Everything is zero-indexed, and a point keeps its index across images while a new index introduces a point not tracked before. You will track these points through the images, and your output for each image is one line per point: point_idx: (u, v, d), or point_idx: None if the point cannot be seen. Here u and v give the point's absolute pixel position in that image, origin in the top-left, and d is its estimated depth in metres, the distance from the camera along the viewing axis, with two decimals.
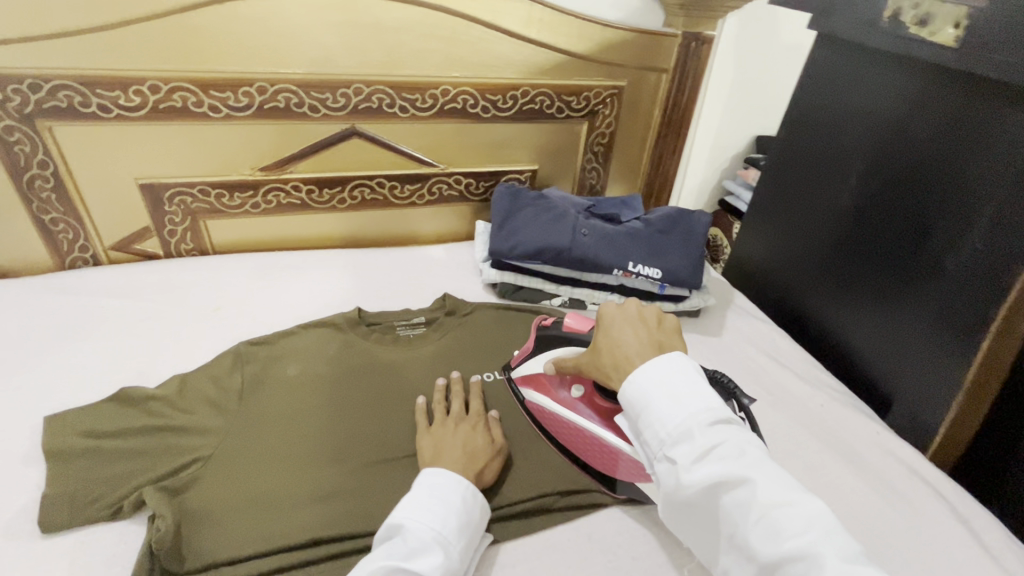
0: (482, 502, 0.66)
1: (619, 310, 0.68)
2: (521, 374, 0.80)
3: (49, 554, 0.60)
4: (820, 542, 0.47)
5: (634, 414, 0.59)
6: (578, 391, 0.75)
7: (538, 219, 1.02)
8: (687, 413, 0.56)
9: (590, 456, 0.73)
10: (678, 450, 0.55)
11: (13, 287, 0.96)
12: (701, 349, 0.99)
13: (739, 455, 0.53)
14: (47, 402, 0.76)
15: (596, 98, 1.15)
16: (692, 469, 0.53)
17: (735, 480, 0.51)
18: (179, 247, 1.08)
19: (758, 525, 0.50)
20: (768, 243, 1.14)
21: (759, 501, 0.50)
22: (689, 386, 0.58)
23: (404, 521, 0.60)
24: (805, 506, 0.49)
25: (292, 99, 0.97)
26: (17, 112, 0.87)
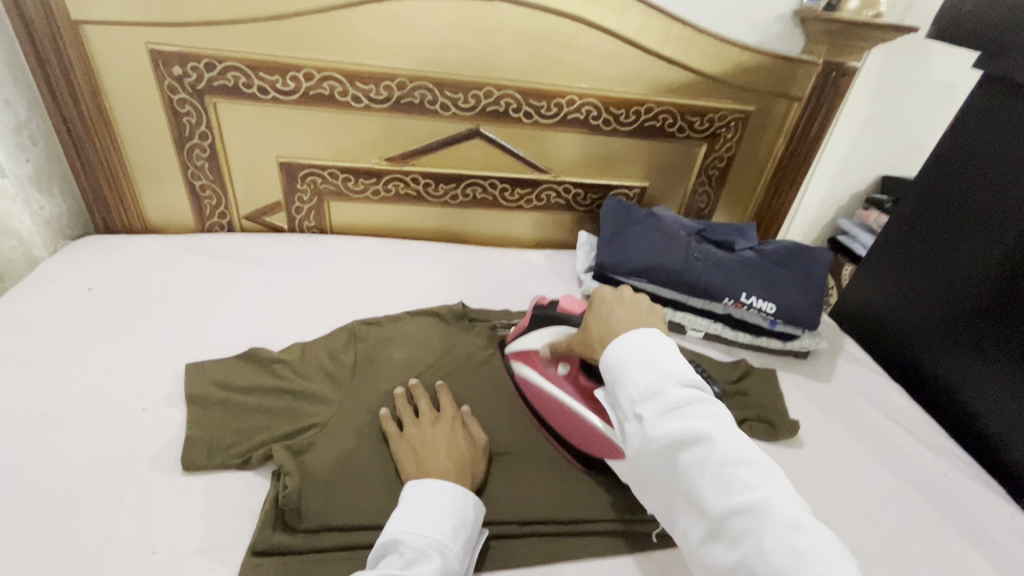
0: (473, 501, 0.64)
1: (610, 293, 0.71)
2: (514, 349, 0.84)
3: (186, 490, 0.65)
4: (773, 497, 0.49)
5: (613, 376, 0.62)
6: (563, 368, 0.78)
7: (650, 237, 1.00)
8: (661, 374, 0.58)
9: (566, 431, 0.76)
10: (646, 407, 0.57)
11: (162, 241, 1.06)
12: (808, 392, 0.95)
13: (708, 415, 0.55)
14: (187, 351, 0.83)
15: (721, 121, 1.12)
16: (658, 424, 0.55)
17: (695, 438, 0.53)
18: (302, 223, 1.15)
19: (713, 480, 0.51)
20: (890, 293, 1.07)
21: (716, 456, 0.52)
22: (665, 351, 0.60)
23: (400, 534, 0.58)
24: (758, 465, 0.51)
25: (427, 96, 1.02)
26: (191, 87, 0.96)
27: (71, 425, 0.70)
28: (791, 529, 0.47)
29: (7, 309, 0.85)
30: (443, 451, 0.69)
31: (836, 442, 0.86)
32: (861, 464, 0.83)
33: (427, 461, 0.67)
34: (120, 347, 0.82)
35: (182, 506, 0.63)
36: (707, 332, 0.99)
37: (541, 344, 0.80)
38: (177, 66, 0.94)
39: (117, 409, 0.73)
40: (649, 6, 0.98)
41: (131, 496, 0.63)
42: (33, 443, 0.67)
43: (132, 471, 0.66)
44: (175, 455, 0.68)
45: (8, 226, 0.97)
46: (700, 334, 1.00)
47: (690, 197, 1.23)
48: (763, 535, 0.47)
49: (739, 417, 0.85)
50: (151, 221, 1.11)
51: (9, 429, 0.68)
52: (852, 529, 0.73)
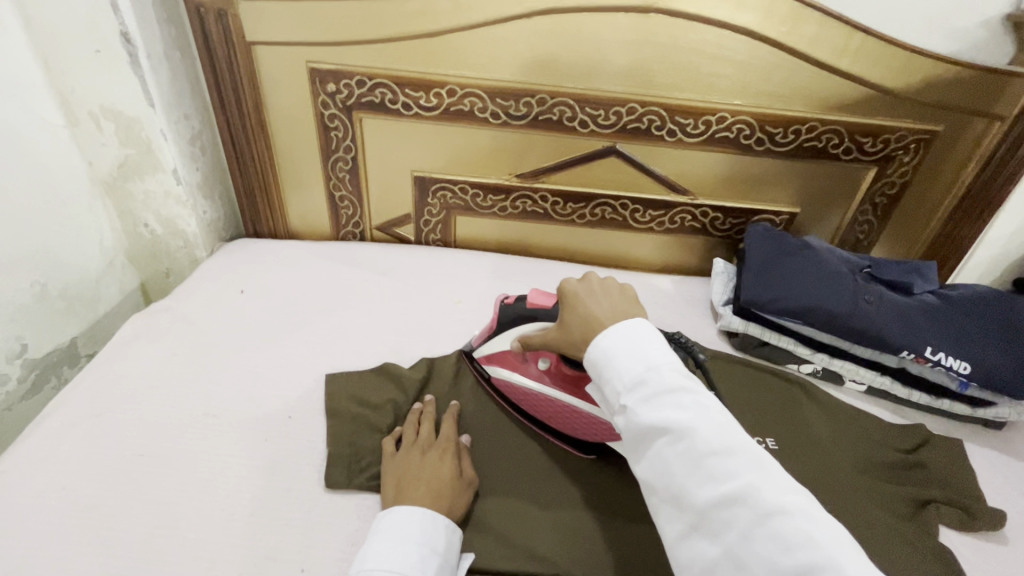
0: (444, 523, 0.62)
1: (581, 283, 0.65)
2: (482, 354, 0.80)
3: (328, 507, 0.66)
4: (762, 487, 0.46)
5: (597, 368, 0.57)
6: (543, 365, 0.74)
7: (809, 273, 0.89)
8: (646, 364, 0.54)
9: (560, 421, 0.76)
10: (631, 395, 0.53)
11: (303, 247, 1.11)
12: (1012, 474, 0.79)
13: (693, 406, 0.51)
14: (327, 360, 0.86)
15: (898, 141, 0.98)
16: (644, 414, 0.52)
17: (680, 430, 0.49)
18: (429, 236, 1.17)
19: (698, 473, 0.48)
20: None
21: (700, 450, 0.48)
22: (648, 339, 0.56)
23: (359, 574, 0.55)
24: (744, 453, 0.48)
25: (566, 112, 0.98)
26: (342, 103, 1.00)
27: (229, 426, 0.74)
28: (781, 518, 0.44)
29: (175, 306, 0.93)
30: (427, 482, 0.66)
31: None
32: None
33: (405, 489, 0.65)
34: (267, 352, 0.86)
35: (325, 523, 0.64)
36: (872, 386, 0.88)
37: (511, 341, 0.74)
38: (332, 83, 0.98)
39: (267, 414, 0.76)
40: (828, 14, 0.87)
41: (280, 506, 0.66)
42: (199, 441, 0.72)
43: (280, 481, 0.68)
44: (319, 469, 0.70)
45: (178, 227, 1.07)
46: (862, 388, 0.88)
47: (848, 225, 1.09)
48: (752, 529, 0.44)
49: (923, 496, 0.72)
50: (293, 226, 1.18)
51: (179, 425, 0.73)
52: None
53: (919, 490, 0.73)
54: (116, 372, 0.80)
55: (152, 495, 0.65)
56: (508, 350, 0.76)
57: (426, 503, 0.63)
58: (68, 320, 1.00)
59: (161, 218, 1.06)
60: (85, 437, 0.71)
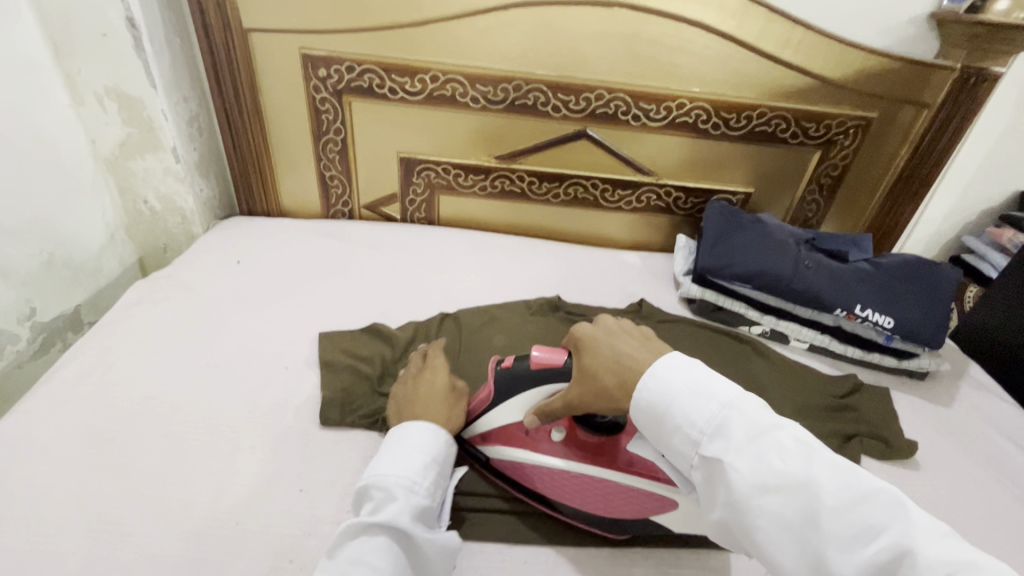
0: (443, 438, 0.66)
1: (595, 329, 0.65)
2: (481, 434, 0.72)
3: (323, 441, 0.74)
4: (914, 535, 0.43)
5: (663, 420, 0.56)
6: (558, 435, 0.68)
7: (758, 243, 0.99)
8: (721, 405, 0.53)
9: (583, 501, 0.67)
10: (713, 446, 0.51)
11: (295, 224, 1.19)
12: (928, 415, 0.90)
13: (793, 450, 0.49)
14: (319, 321, 0.94)
15: (839, 127, 1.08)
16: (745, 469, 0.49)
17: (797, 484, 0.47)
18: (414, 214, 1.25)
19: (836, 530, 0.45)
20: None
21: (828, 503, 0.45)
22: (711, 378, 0.55)
23: (370, 476, 0.60)
24: (877, 496, 0.46)
25: (540, 98, 1.07)
26: (333, 87, 1.08)
27: (230, 375, 0.81)
28: (953, 572, 0.41)
29: (176, 274, 0.99)
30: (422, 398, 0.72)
31: (956, 467, 0.82)
32: (984, 492, 0.79)
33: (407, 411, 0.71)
34: (264, 314, 0.93)
35: (320, 454, 0.72)
36: (811, 343, 0.98)
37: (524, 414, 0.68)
38: (323, 69, 1.05)
39: (266, 365, 0.84)
40: (772, 10, 0.97)
41: (279, 441, 0.73)
42: (203, 387, 0.79)
43: (279, 419, 0.76)
44: (314, 410, 0.78)
45: (176, 204, 1.13)
46: (803, 346, 0.98)
47: (798, 205, 1.20)
48: None
49: (848, 432, 0.83)
50: (285, 206, 1.25)
51: (184, 375, 0.80)
52: None
53: (845, 427, 0.84)
54: (123, 330, 0.86)
55: (162, 431, 0.73)
56: (515, 423, 0.70)
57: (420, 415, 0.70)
58: (71, 289, 1.06)
59: (160, 195, 1.12)
60: (97, 384, 0.77)
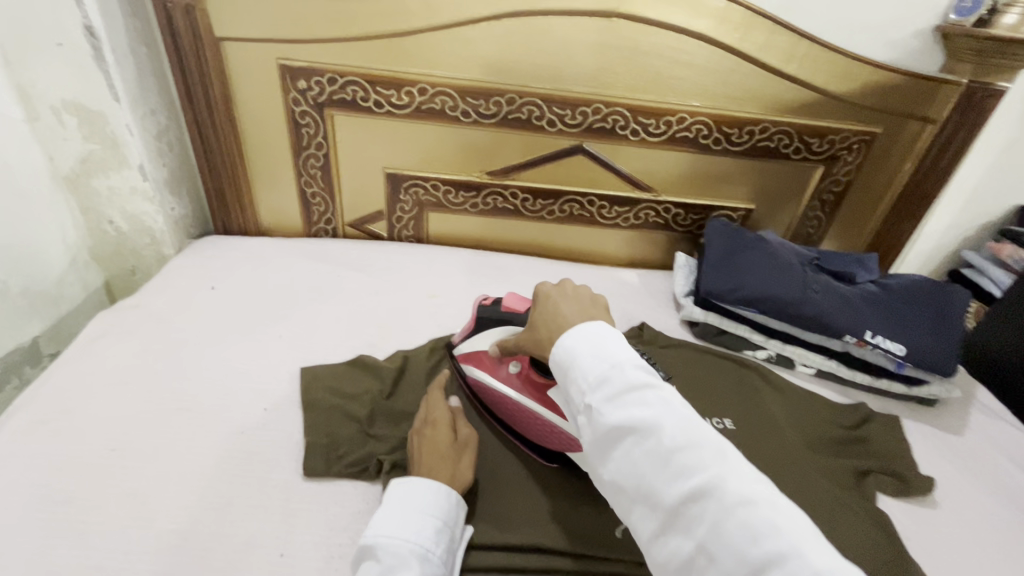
0: (455, 499, 0.64)
1: (554, 288, 0.66)
2: (463, 351, 0.81)
3: (307, 494, 0.68)
4: (727, 478, 0.45)
5: (563, 372, 0.56)
6: (514, 367, 0.76)
7: (762, 264, 0.95)
8: (610, 362, 0.53)
9: (522, 424, 0.76)
10: (595, 395, 0.52)
11: (275, 244, 1.12)
12: (941, 445, 0.86)
13: (657, 402, 0.50)
14: (301, 354, 0.87)
15: (842, 142, 1.05)
16: (609, 414, 0.50)
17: (647, 428, 0.48)
18: (401, 232, 1.18)
19: (665, 469, 0.47)
20: None
21: (665, 445, 0.47)
22: (612, 341, 0.55)
23: (378, 539, 0.58)
24: (710, 443, 0.48)
25: (534, 111, 1.01)
26: (313, 100, 1.01)
27: (204, 419, 0.74)
28: (746, 507, 0.44)
29: (144, 303, 0.92)
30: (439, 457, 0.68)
31: (974, 503, 0.78)
32: (1004, 528, 0.75)
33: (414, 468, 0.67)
34: (241, 347, 0.87)
35: (304, 510, 0.66)
36: (819, 369, 0.94)
37: (488, 345, 0.77)
38: (303, 80, 0.99)
39: (244, 407, 0.77)
40: (777, 22, 0.93)
41: (258, 496, 0.67)
42: (173, 435, 0.72)
43: (258, 470, 0.69)
44: (296, 458, 0.71)
45: (145, 224, 1.05)
46: (810, 371, 0.95)
47: (799, 221, 1.17)
48: (722, 521, 0.44)
49: (863, 467, 0.79)
50: (264, 223, 1.18)
51: (153, 420, 0.73)
52: None
53: (859, 462, 0.80)
54: (84, 369, 0.79)
55: (126, 489, 0.65)
56: (483, 350, 0.79)
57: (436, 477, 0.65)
58: (28, 319, 0.98)
59: (127, 215, 1.04)
60: (53, 434, 0.70)
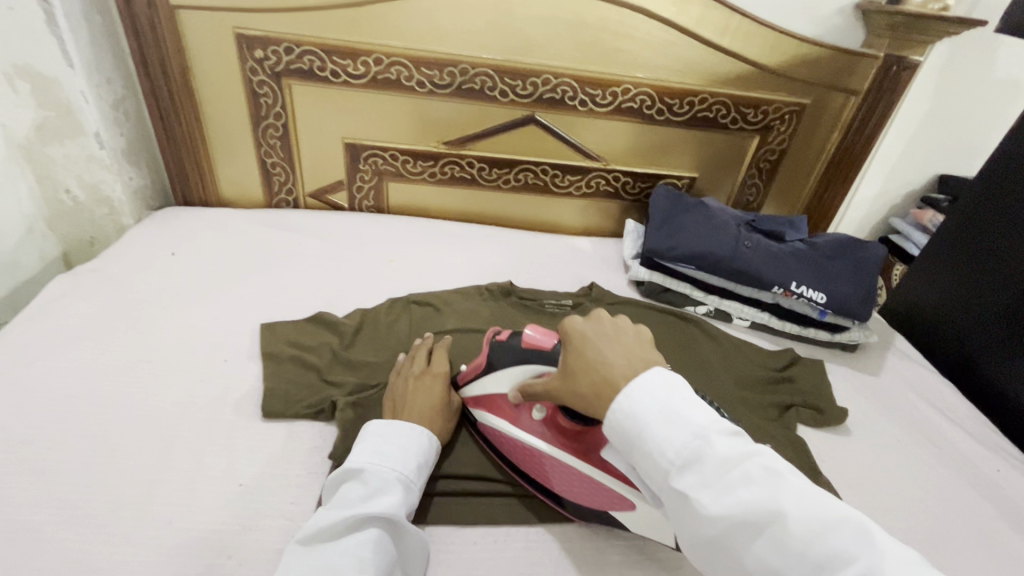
0: (433, 442, 0.67)
1: (589, 323, 0.59)
2: (473, 394, 0.73)
3: (265, 433, 0.71)
4: (877, 563, 0.41)
5: (631, 443, 0.51)
6: (538, 413, 0.68)
7: (701, 225, 1.02)
8: (693, 433, 0.48)
9: (551, 481, 0.67)
10: (686, 479, 0.47)
11: (236, 214, 1.14)
12: (857, 384, 0.95)
13: (763, 476, 0.46)
14: (261, 313, 0.90)
15: (775, 113, 1.13)
16: (715, 503, 0.45)
17: (770, 518, 0.44)
18: (362, 202, 1.22)
19: (803, 561, 0.42)
20: (953, 298, 1.08)
21: (796, 535, 0.43)
22: (686, 402, 0.50)
23: (366, 464, 0.60)
24: (843, 521, 0.43)
25: (487, 82, 1.06)
26: (270, 69, 1.03)
27: (165, 370, 0.77)
28: None
29: (103, 267, 0.94)
30: (420, 404, 0.71)
31: (882, 431, 0.87)
32: (906, 451, 0.84)
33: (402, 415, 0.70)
34: (201, 306, 0.89)
35: (262, 446, 0.69)
36: (753, 320, 1.02)
37: (506, 388, 0.69)
38: (259, 49, 1.01)
39: (203, 359, 0.80)
40: None
41: (218, 436, 0.70)
42: (133, 384, 0.75)
43: (218, 413, 0.73)
44: (255, 403, 0.75)
45: (102, 193, 1.06)
46: (745, 323, 1.02)
47: (739, 189, 1.24)
48: None
49: (786, 403, 0.87)
50: (225, 195, 1.19)
51: (114, 371, 0.76)
52: (896, 509, 0.75)
53: (783, 399, 0.87)
54: (42, 326, 0.81)
55: (86, 431, 0.68)
56: (500, 393, 0.70)
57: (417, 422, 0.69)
58: None
59: (84, 184, 1.05)
60: (12, 384, 0.72)
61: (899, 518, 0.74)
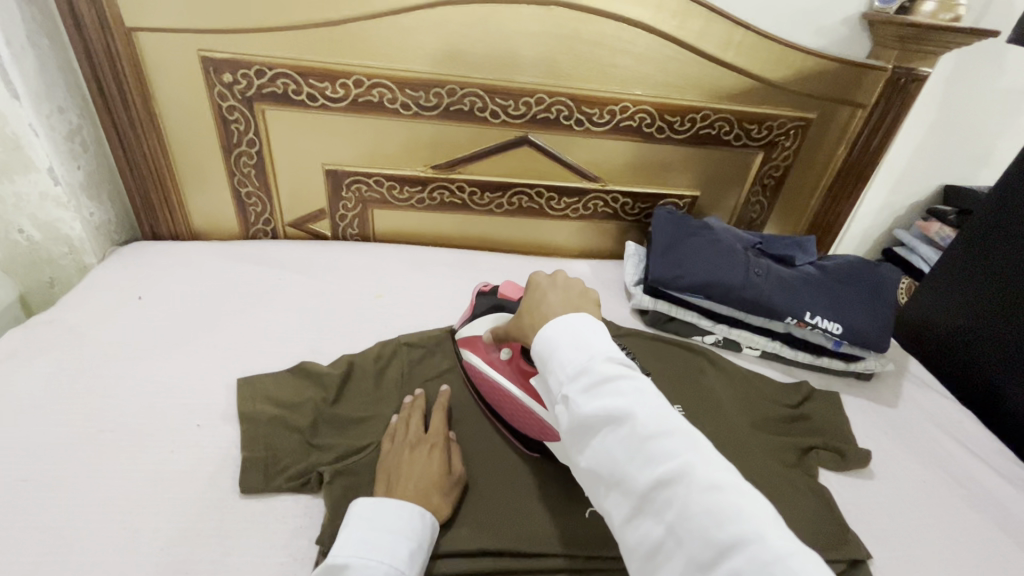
0: (430, 523, 0.61)
1: (546, 278, 0.67)
2: (460, 335, 0.81)
3: (244, 512, 0.64)
4: (697, 466, 0.45)
5: (542, 361, 0.57)
6: (506, 353, 0.75)
7: (707, 252, 0.96)
8: (587, 354, 0.53)
9: (510, 415, 0.74)
10: (570, 385, 0.52)
11: (210, 248, 1.05)
12: (877, 418, 0.90)
13: (632, 392, 0.50)
14: (239, 365, 0.83)
15: (779, 128, 1.08)
16: (584, 403, 0.50)
17: (619, 415, 0.49)
18: (346, 231, 1.14)
19: (636, 453, 0.47)
20: (967, 319, 1.03)
21: (638, 432, 0.47)
22: (594, 332, 0.55)
23: (350, 560, 0.53)
24: (684, 432, 0.48)
25: (476, 103, 0.99)
26: (240, 94, 0.95)
27: (130, 439, 0.70)
28: (715, 494, 0.43)
29: (62, 317, 0.85)
30: (418, 477, 0.65)
31: (907, 472, 0.82)
32: (934, 495, 0.79)
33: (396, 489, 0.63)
34: (171, 360, 0.81)
35: (241, 529, 0.62)
36: (765, 351, 0.97)
37: (484, 329, 0.77)
38: (228, 73, 0.93)
39: (174, 425, 0.72)
40: (712, 10, 0.94)
41: (191, 518, 0.63)
42: (94, 459, 0.67)
43: (190, 490, 0.65)
44: (233, 476, 0.68)
45: (60, 232, 0.98)
46: (756, 353, 0.97)
47: (743, 206, 1.19)
48: (688, 503, 0.44)
49: (806, 445, 0.81)
50: (197, 227, 1.11)
51: (72, 444, 0.68)
52: (931, 564, 0.70)
53: (802, 440, 0.82)
54: None
55: (40, 521, 0.60)
56: (478, 333, 0.78)
57: (415, 498, 0.63)
58: None
59: (39, 223, 0.96)
60: None
61: (931, 575, 0.69)
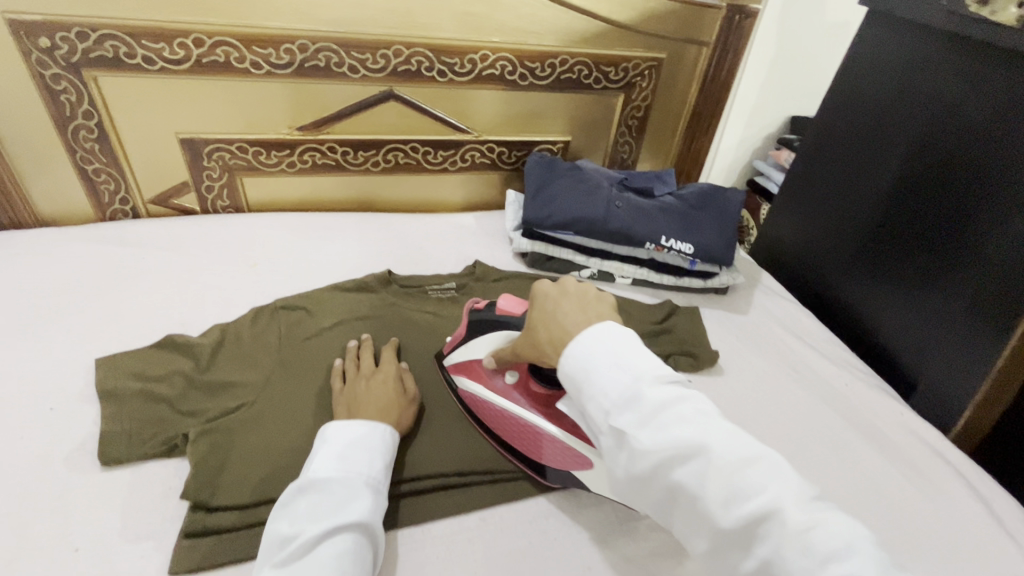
0: (396, 439, 0.66)
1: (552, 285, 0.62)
2: (454, 363, 0.76)
3: (108, 485, 0.63)
4: (790, 501, 0.42)
5: (578, 386, 0.53)
6: (512, 377, 0.71)
7: (574, 190, 1.02)
8: (633, 376, 0.49)
9: (524, 445, 0.69)
10: (622, 418, 0.48)
11: (59, 233, 0.98)
12: (729, 324, 1.01)
13: (696, 417, 0.47)
14: (97, 347, 0.79)
15: (635, 69, 1.14)
16: (647, 439, 0.46)
17: (690, 450, 0.45)
18: (215, 203, 1.09)
19: (719, 490, 0.44)
20: (789, 227, 1.18)
21: (714, 465, 0.44)
22: (632, 349, 0.52)
23: (333, 473, 0.57)
24: (762, 459, 0.45)
25: (332, 58, 0.97)
26: (64, 60, 0.87)
27: None
28: (815, 531, 0.40)
29: None
30: (371, 403, 0.69)
31: (754, 366, 0.93)
32: (773, 381, 0.91)
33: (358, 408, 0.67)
34: (16, 351, 0.76)
35: (105, 503, 0.61)
36: (633, 278, 1.04)
37: (483, 353, 0.72)
38: (44, 37, 0.85)
39: (23, 415, 0.68)
40: None
41: (46, 500, 0.61)
42: None
43: (45, 474, 0.63)
44: (92, 452, 0.66)
45: None
46: (627, 281, 1.05)
47: (613, 148, 1.25)
48: (782, 542, 0.41)
49: (665, 352, 0.90)
50: (42, 215, 1.02)
51: None
52: (768, 438, 0.81)
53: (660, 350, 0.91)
54: None
55: None
56: (476, 358, 0.73)
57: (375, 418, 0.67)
58: None
59: None
60: None
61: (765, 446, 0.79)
